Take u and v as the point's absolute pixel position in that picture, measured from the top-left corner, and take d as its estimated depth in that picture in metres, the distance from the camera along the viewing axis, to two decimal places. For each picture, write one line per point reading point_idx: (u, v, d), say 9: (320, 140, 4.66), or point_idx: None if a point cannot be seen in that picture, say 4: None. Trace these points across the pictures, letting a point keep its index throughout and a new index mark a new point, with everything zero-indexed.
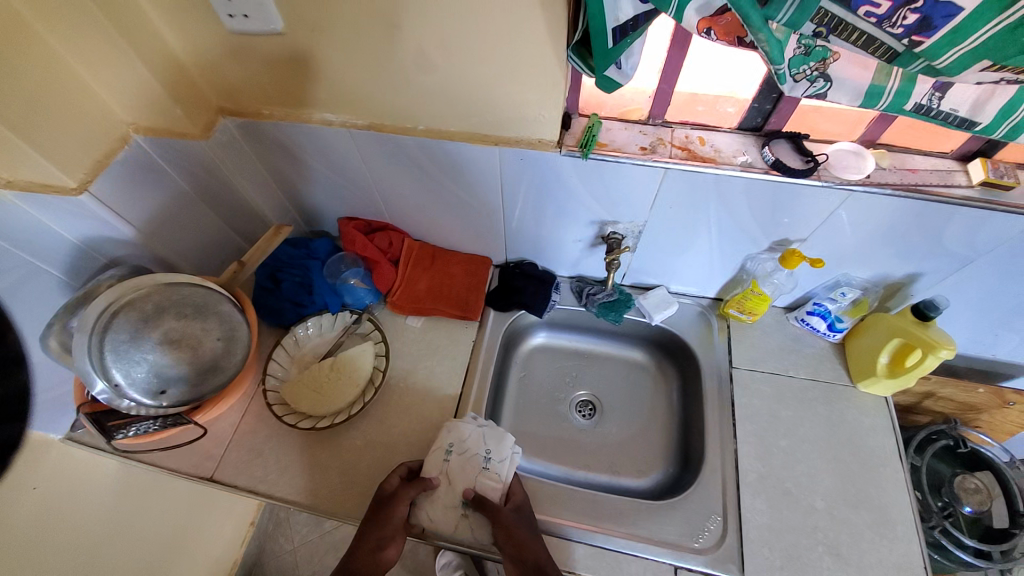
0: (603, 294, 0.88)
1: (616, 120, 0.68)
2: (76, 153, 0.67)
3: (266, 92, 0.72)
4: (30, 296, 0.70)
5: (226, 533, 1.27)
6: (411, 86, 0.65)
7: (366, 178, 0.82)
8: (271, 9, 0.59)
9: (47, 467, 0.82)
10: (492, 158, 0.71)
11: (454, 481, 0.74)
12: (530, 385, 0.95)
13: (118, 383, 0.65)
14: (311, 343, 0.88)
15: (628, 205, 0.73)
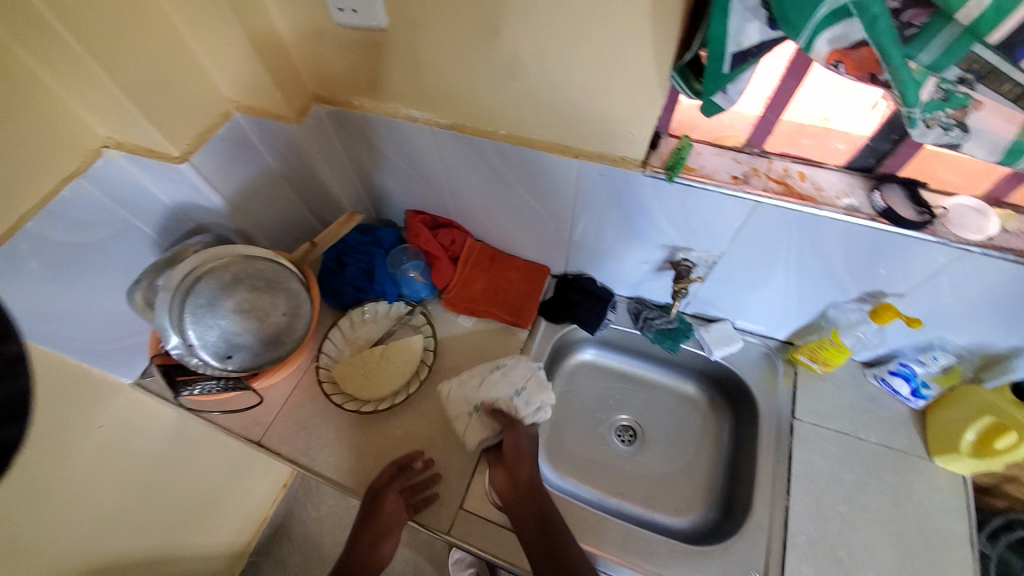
0: (661, 320, 0.85)
1: (709, 144, 0.65)
2: (180, 124, 0.71)
3: (358, 82, 0.73)
4: (122, 250, 0.80)
5: (260, 491, 1.34)
6: (500, 91, 0.64)
7: (440, 175, 0.83)
8: (378, 4, 0.60)
9: (118, 406, 0.89)
10: (571, 170, 0.69)
11: (483, 389, 0.82)
12: (572, 400, 0.92)
13: (190, 343, 0.69)
14: (366, 329, 0.90)
15: (706, 233, 0.70)
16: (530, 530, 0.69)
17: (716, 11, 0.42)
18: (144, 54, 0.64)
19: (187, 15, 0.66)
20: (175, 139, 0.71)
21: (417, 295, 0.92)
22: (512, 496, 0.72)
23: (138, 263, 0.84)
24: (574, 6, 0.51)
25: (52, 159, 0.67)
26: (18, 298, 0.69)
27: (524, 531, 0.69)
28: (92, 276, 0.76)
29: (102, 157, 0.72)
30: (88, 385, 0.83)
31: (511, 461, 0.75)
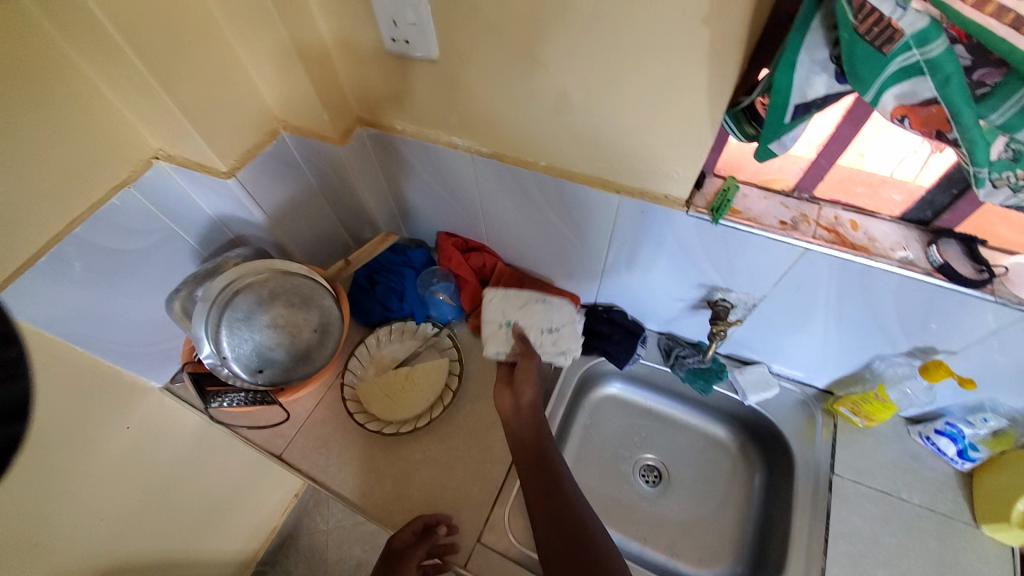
0: (694, 359, 0.82)
1: (756, 186, 0.63)
2: (230, 141, 0.73)
3: (404, 109, 0.75)
4: (163, 257, 0.82)
5: (273, 500, 1.34)
6: (545, 124, 0.64)
7: (475, 200, 0.83)
8: (431, 36, 0.61)
9: (145, 409, 0.90)
10: (610, 205, 0.69)
11: (521, 311, 0.84)
12: (595, 434, 0.90)
13: (224, 354, 0.70)
14: (392, 348, 0.90)
15: (748, 276, 0.68)
16: (542, 501, 0.66)
17: (782, 62, 0.41)
18: (201, 74, 0.66)
19: (245, 38, 0.68)
20: (226, 155, 0.74)
21: (444, 317, 0.92)
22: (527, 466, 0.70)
23: (177, 271, 0.86)
24: (629, 47, 0.50)
25: (104, 166, 0.70)
26: (62, 300, 0.71)
27: (536, 504, 0.66)
28: (133, 280, 0.79)
29: (152, 167, 0.75)
30: (120, 388, 0.85)
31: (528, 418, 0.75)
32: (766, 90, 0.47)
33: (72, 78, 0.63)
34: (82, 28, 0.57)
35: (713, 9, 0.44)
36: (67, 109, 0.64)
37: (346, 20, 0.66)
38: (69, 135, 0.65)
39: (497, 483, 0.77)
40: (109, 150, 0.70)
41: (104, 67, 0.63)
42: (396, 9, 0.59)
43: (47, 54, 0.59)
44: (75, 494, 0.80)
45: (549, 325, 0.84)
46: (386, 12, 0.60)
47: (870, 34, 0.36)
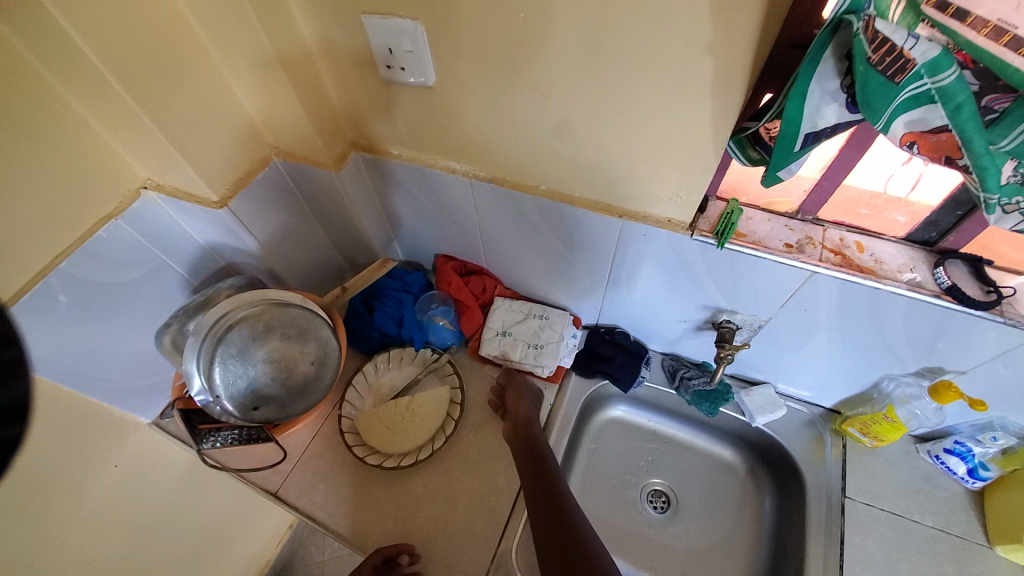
0: (699, 380, 0.81)
1: (759, 209, 0.63)
2: (222, 170, 0.71)
3: (400, 134, 0.73)
4: (154, 288, 0.80)
5: (267, 532, 1.29)
6: (545, 150, 0.63)
7: (473, 224, 0.82)
8: (428, 63, 0.60)
9: (133, 446, 0.87)
10: (612, 230, 0.68)
11: (520, 321, 0.88)
12: (600, 460, 0.88)
13: (217, 392, 0.68)
14: (390, 376, 0.88)
15: (754, 298, 0.67)
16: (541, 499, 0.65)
17: (793, 91, 0.41)
18: (192, 103, 0.64)
19: (236, 66, 0.67)
20: (218, 185, 0.72)
21: (443, 342, 0.91)
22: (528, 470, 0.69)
23: (167, 302, 0.83)
24: (632, 75, 0.50)
25: (90, 198, 0.67)
26: (46, 339, 0.67)
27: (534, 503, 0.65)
28: (121, 313, 0.76)
29: (140, 198, 0.73)
30: (107, 425, 0.81)
31: (523, 424, 0.76)
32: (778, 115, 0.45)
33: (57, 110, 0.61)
34: (68, 60, 0.56)
35: (716, 38, 0.44)
36: (53, 141, 0.62)
37: (341, 47, 0.65)
38: (54, 168, 0.63)
39: (503, 515, 0.74)
40: (95, 181, 0.68)
41: (91, 98, 0.61)
42: (392, 38, 0.58)
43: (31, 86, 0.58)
44: (60, 539, 0.76)
45: (537, 340, 0.86)
46: (382, 40, 0.59)
47: (881, 64, 0.35)
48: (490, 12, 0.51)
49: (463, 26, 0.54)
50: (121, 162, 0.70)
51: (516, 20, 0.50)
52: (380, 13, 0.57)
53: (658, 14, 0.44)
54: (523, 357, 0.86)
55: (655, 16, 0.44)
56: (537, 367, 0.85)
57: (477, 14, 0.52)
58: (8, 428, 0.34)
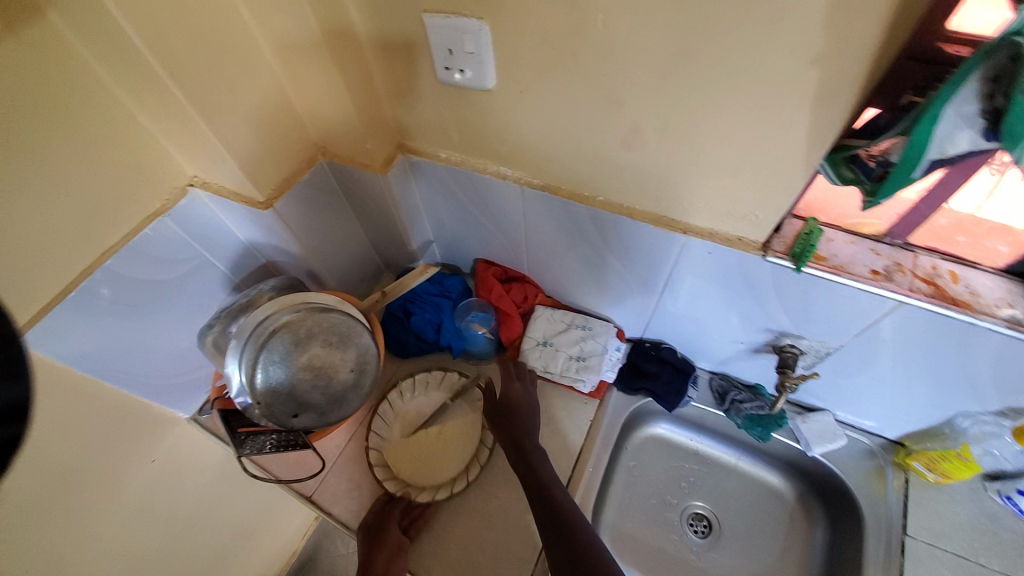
0: (752, 405, 0.78)
1: (840, 230, 0.59)
2: (267, 170, 0.70)
3: (450, 136, 0.70)
4: (196, 286, 0.79)
5: (292, 526, 1.28)
6: (607, 159, 0.59)
7: (521, 231, 0.79)
8: (489, 65, 0.56)
9: (170, 441, 0.87)
10: (673, 245, 0.64)
11: (562, 332, 0.84)
12: (640, 479, 0.85)
13: (257, 399, 0.67)
14: (416, 402, 0.84)
15: (824, 325, 0.63)
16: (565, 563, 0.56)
17: (925, 117, 0.37)
18: (241, 102, 0.63)
19: (288, 63, 0.65)
20: (263, 185, 0.70)
21: (478, 351, 0.89)
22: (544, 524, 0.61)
23: (208, 299, 0.82)
24: (718, 86, 0.46)
25: (138, 195, 0.67)
26: (90, 334, 0.67)
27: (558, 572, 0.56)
28: (163, 311, 0.75)
29: (187, 196, 0.72)
30: (146, 420, 0.81)
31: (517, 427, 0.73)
32: (900, 130, 0.42)
33: (106, 103, 0.60)
34: (122, 54, 0.54)
35: (827, 49, 0.40)
36: (102, 135, 0.61)
37: (396, 46, 0.62)
38: (103, 163, 0.62)
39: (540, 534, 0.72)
40: (144, 178, 0.67)
41: (143, 94, 0.60)
42: (454, 37, 0.55)
43: (82, 79, 0.56)
44: (95, 532, 0.76)
45: (580, 352, 0.83)
46: (441, 39, 0.56)
47: None
48: (565, 15, 0.47)
49: (534, 29, 0.50)
50: (168, 159, 0.69)
51: (594, 23, 0.46)
52: (442, 11, 0.54)
53: (763, 21, 0.40)
54: (564, 370, 0.82)
55: (759, 22, 0.40)
56: (580, 380, 0.82)
57: (551, 16, 0.48)
58: (7, 428, 0.30)
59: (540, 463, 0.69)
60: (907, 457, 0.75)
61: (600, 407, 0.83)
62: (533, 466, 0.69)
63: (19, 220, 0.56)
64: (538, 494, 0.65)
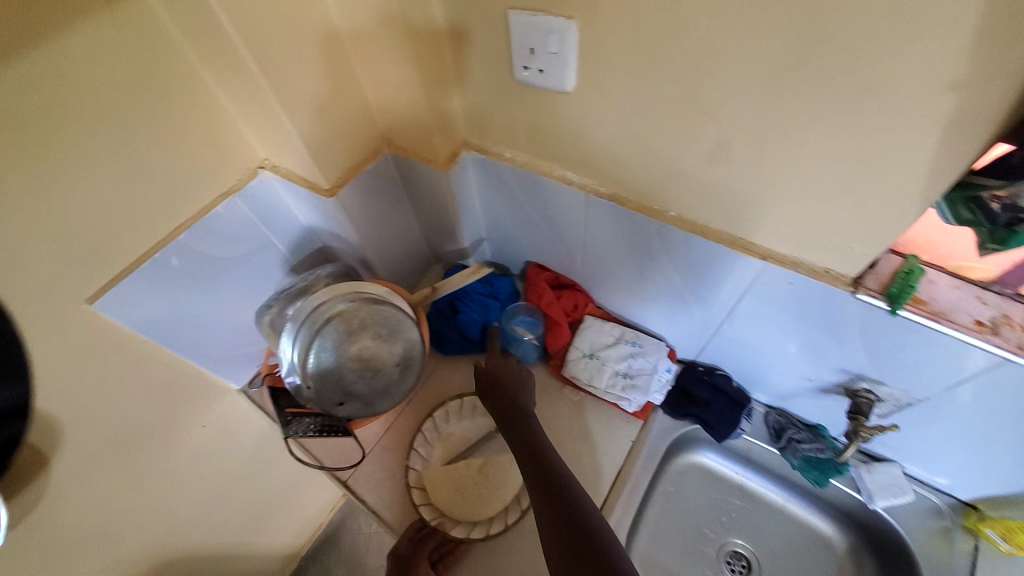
0: (811, 447, 0.72)
1: (943, 271, 0.53)
2: (335, 158, 0.71)
3: (518, 137, 0.69)
4: (258, 265, 0.81)
5: (317, 501, 1.25)
6: (686, 173, 0.56)
7: (578, 239, 0.76)
8: (571, 68, 0.54)
9: (219, 410, 0.90)
10: (749, 269, 0.60)
11: (611, 347, 0.82)
12: (678, 507, 0.81)
13: (307, 383, 0.68)
14: (460, 426, 0.83)
15: (910, 373, 0.58)
16: (565, 547, 0.52)
17: None
18: (318, 91, 0.63)
19: (366, 54, 0.65)
20: (330, 173, 0.71)
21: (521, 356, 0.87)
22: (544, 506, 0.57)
23: (267, 278, 0.85)
24: (828, 106, 0.42)
25: (214, 174, 0.69)
26: (159, 303, 0.70)
27: (557, 555, 0.52)
28: (225, 286, 0.78)
29: (257, 177, 0.74)
30: (199, 388, 0.84)
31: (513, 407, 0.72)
32: None
33: (192, 83, 0.62)
34: (211, 36, 0.55)
35: (972, 75, 0.35)
36: (187, 114, 0.63)
37: (475, 41, 0.60)
38: (184, 141, 0.64)
39: None
40: (221, 158, 0.69)
41: (228, 78, 0.62)
42: (538, 36, 0.53)
43: (172, 59, 0.58)
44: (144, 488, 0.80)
45: (628, 370, 0.80)
46: (524, 38, 0.54)
47: None
48: (662, 20, 0.44)
49: (625, 33, 0.47)
50: (244, 141, 0.71)
51: (695, 29, 0.43)
52: (530, 9, 0.52)
53: (899, 36, 0.36)
54: (609, 387, 0.80)
55: (895, 37, 0.36)
56: (624, 399, 0.79)
57: (646, 20, 0.45)
58: None
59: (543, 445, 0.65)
60: (979, 522, 0.69)
61: (643, 429, 0.80)
62: (534, 448, 0.65)
63: (105, 190, 0.58)
64: (538, 476, 0.61)
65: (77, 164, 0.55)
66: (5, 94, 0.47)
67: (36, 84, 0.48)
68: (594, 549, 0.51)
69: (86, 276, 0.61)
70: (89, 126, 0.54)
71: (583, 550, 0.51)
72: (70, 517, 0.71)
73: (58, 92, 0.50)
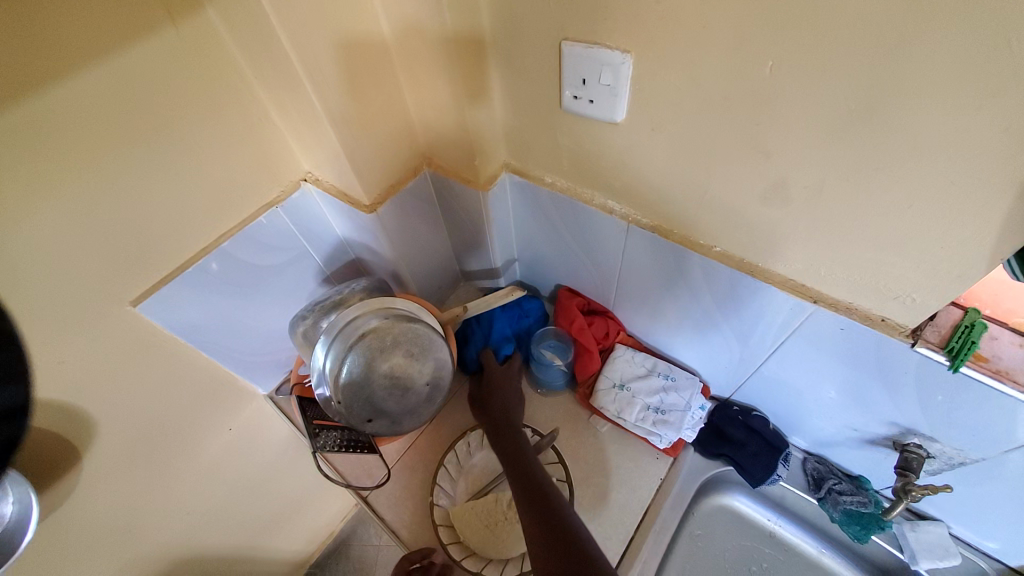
0: (853, 500, 0.70)
1: (1007, 328, 0.51)
2: (378, 175, 0.71)
3: (560, 163, 0.68)
4: (294, 274, 0.82)
5: (329, 511, 1.20)
6: (737, 210, 0.54)
7: (614, 268, 0.76)
8: (622, 100, 0.53)
9: (245, 415, 0.90)
10: (797, 312, 0.58)
11: (642, 379, 0.80)
12: (704, 551, 0.79)
13: (338, 398, 0.68)
14: (483, 458, 0.82)
15: (968, 432, 0.55)
16: (547, 549, 0.58)
17: None
18: (367, 110, 0.64)
19: (415, 76, 0.66)
20: (372, 190, 0.72)
21: (548, 382, 0.85)
22: (529, 513, 0.63)
23: (301, 286, 0.85)
24: (899, 153, 0.40)
25: (259, 186, 0.71)
26: (199, 309, 0.71)
27: (540, 555, 0.58)
28: (262, 294, 0.79)
29: (300, 189, 0.76)
30: (228, 393, 0.84)
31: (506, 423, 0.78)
32: None
33: (245, 99, 0.63)
34: (267, 55, 0.57)
35: None
36: (238, 129, 0.65)
37: (524, 69, 0.61)
38: (234, 153, 0.66)
39: None
40: (267, 171, 0.71)
41: (280, 96, 0.63)
42: (590, 67, 0.53)
43: (228, 75, 0.60)
44: (167, 491, 0.80)
45: (658, 404, 0.78)
46: (576, 69, 0.54)
47: None
48: (725, 57, 0.43)
49: (684, 69, 0.47)
50: (290, 154, 0.73)
51: (759, 69, 0.42)
52: (584, 40, 0.52)
53: (977, 91, 0.34)
54: (639, 421, 0.78)
55: (972, 91, 0.34)
56: (654, 434, 0.77)
57: (706, 58, 0.44)
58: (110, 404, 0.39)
59: (529, 458, 0.72)
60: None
61: (673, 467, 0.78)
62: (521, 461, 0.71)
63: (155, 197, 0.60)
64: (524, 486, 0.67)
65: (131, 171, 0.56)
66: (73, 104, 0.49)
67: (103, 95, 0.51)
68: (571, 552, 0.56)
69: (131, 280, 0.62)
70: (146, 136, 0.56)
71: (561, 553, 0.56)
72: (98, 516, 0.71)
73: (119, 103, 0.52)
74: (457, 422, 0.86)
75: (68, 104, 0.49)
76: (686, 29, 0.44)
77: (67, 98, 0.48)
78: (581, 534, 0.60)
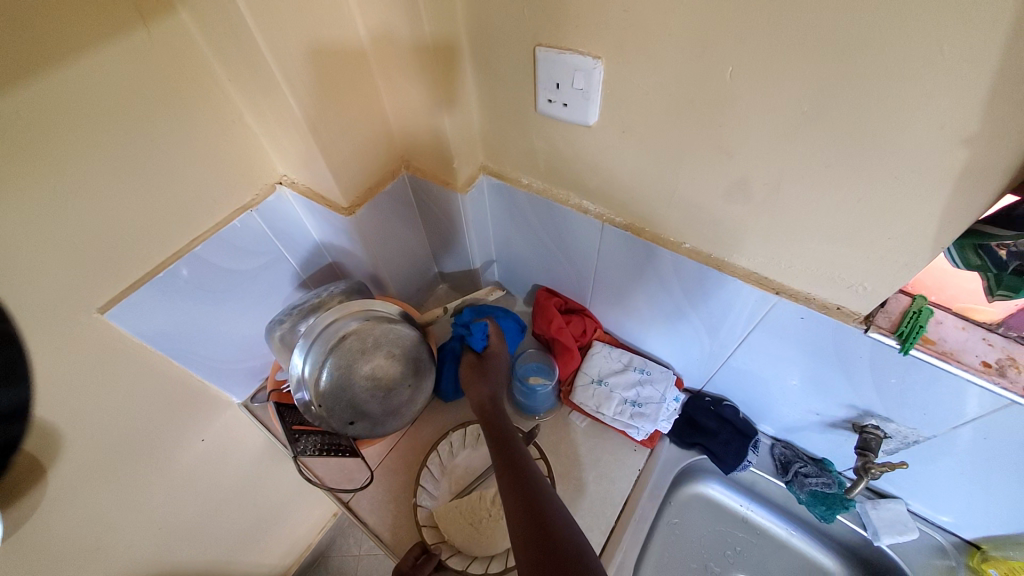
0: (818, 482, 0.74)
1: (950, 313, 0.55)
2: (356, 178, 0.72)
3: (537, 165, 0.70)
4: (270, 279, 0.81)
5: (309, 521, 1.17)
6: (703, 207, 0.57)
7: (590, 267, 0.78)
8: (595, 104, 0.56)
9: (220, 425, 0.87)
10: (762, 303, 0.61)
11: (620, 375, 0.83)
12: (681, 538, 0.82)
13: (319, 403, 0.68)
14: (466, 458, 0.82)
15: (919, 412, 0.59)
16: (525, 535, 0.53)
17: None
18: (344, 113, 0.65)
19: (393, 79, 0.67)
20: (350, 193, 0.72)
21: (534, 406, 0.84)
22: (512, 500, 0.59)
23: (278, 291, 0.84)
24: (847, 152, 0.43)
25: (233, 189, 0.70)
26: (169, 315, 0.69)
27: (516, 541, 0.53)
28: (237, 299, 0.78)
29: (275, 192, 0.75)
30: (202, 403, 0.82)
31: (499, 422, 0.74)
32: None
33: (217, 101, 0.63)
34: (242, 56, 0.57)
35: (982, 132, 0.37)
36: (211, 131, 0.64)
37: (500, 75, 0.62)
38: (206, 156, 0.65)
39: None
40: (241, 173, 0.70)
41: (254, 97, 0.63)
42: (564, 72, 0.55)
43: (202, 77, 0.60)
44: (139, 506, 0.77)
45: (635, 397, 0.80)
46: (551, 73, 0.56)
47: None
48: (690, 63, 0.46)
49: (652, 73, 0.49)
50: (264, 156, 0.72)
51: (721, 75, 0.45)
52: (558, 47, 0.54)
53: (918, 94, 0.38)
54: (617, 414, 0.80)
55: (911, 96, 0.38)
56: (633, 426, 0.79)
57: (674, 65, 0.47)
58: None
59: (519, 447, 0.68)
60: (983, 562, 0.71)
61: (651, 459, 0.81)
62: (520, 471, 0.63)
63: (125, 202, 0.59)
64: (521, 501, 0.58)
65: (98, 174, 0.55)
66: (40, 106, 0.48)
67: (71, 96, 0.49)
68: (554, 541, 0.51)
69: (100, 285, 0.60)
70: (114, 138, 0.55)
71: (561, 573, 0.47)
72: (64, 536, 0.68)
73: (85, 106, 0.51)
74: (439, 422, 0.86)
75: (29, 106, 0.47)
76: (653, 37, 0.46)
77: (29, 100, 0.47)
78: (563, 517, 0.55)
